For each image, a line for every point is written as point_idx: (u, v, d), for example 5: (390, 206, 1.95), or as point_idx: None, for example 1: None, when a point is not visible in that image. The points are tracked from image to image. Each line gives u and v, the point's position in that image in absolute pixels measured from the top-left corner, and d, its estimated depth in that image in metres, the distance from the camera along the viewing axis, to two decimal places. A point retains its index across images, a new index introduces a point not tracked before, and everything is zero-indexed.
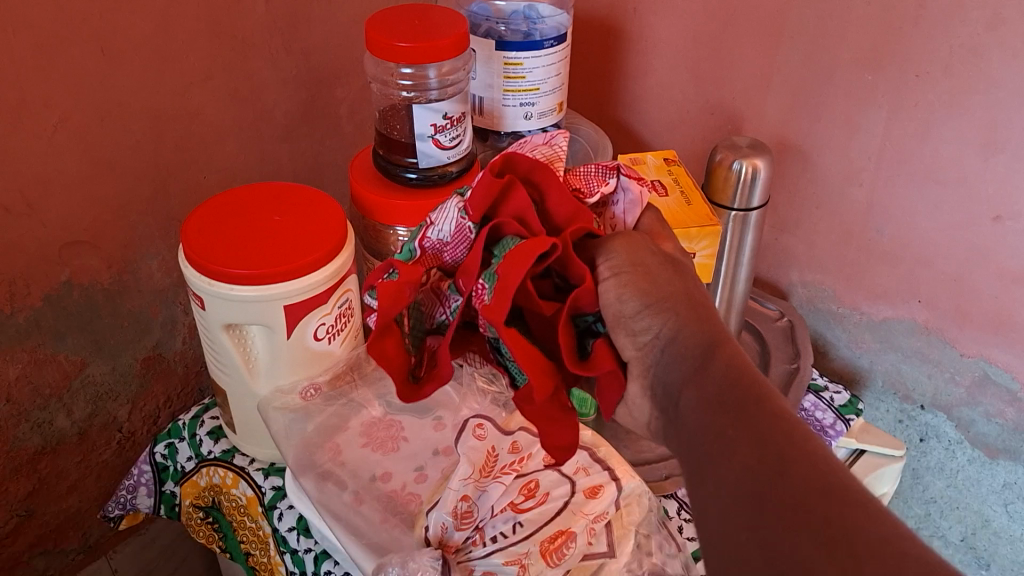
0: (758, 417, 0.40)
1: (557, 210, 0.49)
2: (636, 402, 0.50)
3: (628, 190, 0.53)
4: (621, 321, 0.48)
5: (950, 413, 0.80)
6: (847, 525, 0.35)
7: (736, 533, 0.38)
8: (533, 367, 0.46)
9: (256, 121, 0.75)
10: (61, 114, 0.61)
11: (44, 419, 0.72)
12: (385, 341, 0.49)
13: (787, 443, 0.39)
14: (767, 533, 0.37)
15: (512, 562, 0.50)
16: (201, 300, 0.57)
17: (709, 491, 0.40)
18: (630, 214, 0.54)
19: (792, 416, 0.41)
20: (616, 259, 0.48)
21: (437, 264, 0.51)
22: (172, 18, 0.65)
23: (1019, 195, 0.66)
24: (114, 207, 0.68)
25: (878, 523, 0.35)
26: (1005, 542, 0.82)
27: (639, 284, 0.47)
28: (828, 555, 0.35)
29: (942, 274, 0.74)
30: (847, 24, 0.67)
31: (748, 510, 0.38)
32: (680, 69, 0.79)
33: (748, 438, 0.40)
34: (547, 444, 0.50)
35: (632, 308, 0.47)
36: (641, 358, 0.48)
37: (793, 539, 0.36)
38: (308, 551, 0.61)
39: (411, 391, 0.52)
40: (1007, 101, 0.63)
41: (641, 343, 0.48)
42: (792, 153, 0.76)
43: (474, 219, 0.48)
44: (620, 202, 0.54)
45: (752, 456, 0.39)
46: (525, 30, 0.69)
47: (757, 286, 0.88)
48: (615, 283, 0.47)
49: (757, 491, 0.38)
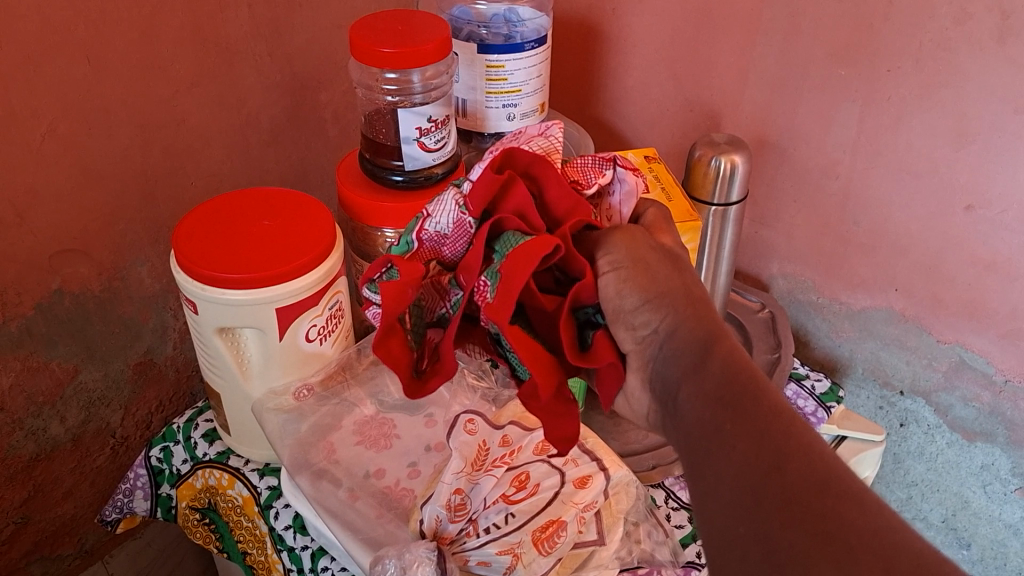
0: (754, 411, 0.41)
1: (556, 204, 0.51)
2: (634, 394, 0.51)
3: (624, 182, 0.55)
4: (620, 316, 0.48)
5: (929, 399, 0.82)
6: (840, 520, 0.37)
7: (733, 527, 0.40)
8: (535, 364, 0.46)
9: (242, 127, 0.76)
10: (50, 125, 0.62)
11: (38, 426, 0.73)
12: (390, 342, 0.50)
13: (784, 439, 0.40)
14: (769, 524, 0.38)
15: (505, 552, 0.51)
16: (193, 305, 0.58)
17: (712, 480, 0.41)
18: (626, 204, 0.55)
19: (786, 408, 0.41)
20: (614, 254, 0.49)
21: (436, 258, 0.51)
22: (157, 27, 0.66)
23: (989, 184, 0.68)
24: (103, 215, 0.69)
25: (869, 516, 0.37)
26: (985, 523, 0.85)
27: (639, 279, 0.48)
28: (821, 549, 0.36)
29: (917, 263, 0.76)
30: (819, 21, 0.69)
31: (746, 505, 0.39)
32: (658, 67, 0.81)
33: (747, 433, 0.41)
34: (552, 435, 0.51)
35: (631, 303, 0.48)
36: (640, 351, 0.49)
37: (789, 535, 0.37)
38: (304, 548, 0.63)
39: (418, 387, 0.52)
40: (974, 94, 0.65)
41: (640, 336, 0.49)
42: (769, 148, 0.78)
43: (474, 214, 0.49)
44: (617, 193, 0.55)
45: (750, 452, 0.40)
46: (506, 32, 0.71)
47: (738, 279, 0.89)
48: (614, 277, 0.48)
49: (755, 485, 0.40)
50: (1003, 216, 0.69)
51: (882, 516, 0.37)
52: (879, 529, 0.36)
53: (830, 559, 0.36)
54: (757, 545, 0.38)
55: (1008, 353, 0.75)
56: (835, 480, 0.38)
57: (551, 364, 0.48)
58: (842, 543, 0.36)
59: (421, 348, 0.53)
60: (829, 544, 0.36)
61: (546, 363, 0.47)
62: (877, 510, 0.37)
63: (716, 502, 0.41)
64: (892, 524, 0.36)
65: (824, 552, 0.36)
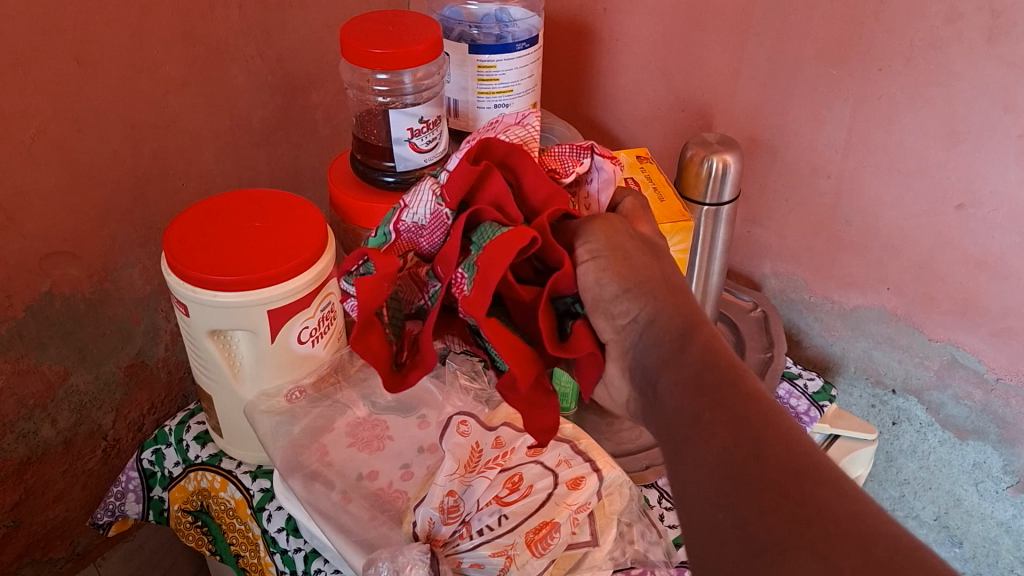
0: (732, 399, 0.41)
1: (533, 193, 0.50)
2: (614, 383, 0.51)
3: (602, 170, 0.54)
4: (600, 304, 0.48)
5: (921, 397, 0.82)
6: (818, 504, 0.36)
7: (712, 513, 0.39)
8: (513, 355, 0.46)
9: (232, 128, 0.76)
10: (39, 127, 0.62)
11: (29, 429, 0.73)
12: (369, 336, 0.49)
13: (763, 425, 0.39)
14: (747, 505, 0.38)
15: (498, 554, 0.51)
16: (185, 307, 0.58)
17: (690, 469, 0.41)
18: (604, 192, 0.55)
19: (766, 398, 0.41)
20: (594, 243, 0.48)
21: (413, 249, 0.51)
22: (146, 28, 0.65)
23: (979, 183, 0.68)
24: (93, 216, 0.68)
25: (846, 500, 0.36)
26: (977, 520, 0.85)
27: (619, 268, 0.48)
28: (799, 532, 0.36)
29: (909, 262, 0.76)
30: (811, 21, 0.69)
31: (725, 490, 0.39)
32: (650, 66, 0.81)
33: (725, 420, 0.40)
34: (533, 426, 0.51)
35: (611, 292, 0.48)
36: (619, 340, 0.48)
37: (768, 519, 0.37)
38: (297, 550, 0.62)
39: (399, 380, 0.51)
40: (966, 93, 0.65)
41: (620, 325, 0.48)
42: (761, 147, 0.78)
43: (451, 205, 0.48)
44: (595, 180, 0.54)
45: (729, 439, 0.40)
46: (497, 33, 0.70)
47: (731, 278, 0.89)
48: (593, 266, 0.48)
49: (733, 473, 0.39)
50: (995, 214, 0.69)
51: (857, 501, 0.36)
52: (857, 514, 0.36)
53: (809, 543, 0.35)
54: (735, 530, 0.37)
55: (1000, 352, 0.75)
56: (813, 465, 0.38)
57: (528, 352, 0.48)
58: (820, 527, 0.35)
59: (401, 341, 0.52)
60: (807, 527, 0.36)
61: (522, 354, 0.47)
62: (856, 496, 0.37)
63: (695, 489, 0.40)
64: (867, 508, 0.36)
65: (802, 536, 0.35)
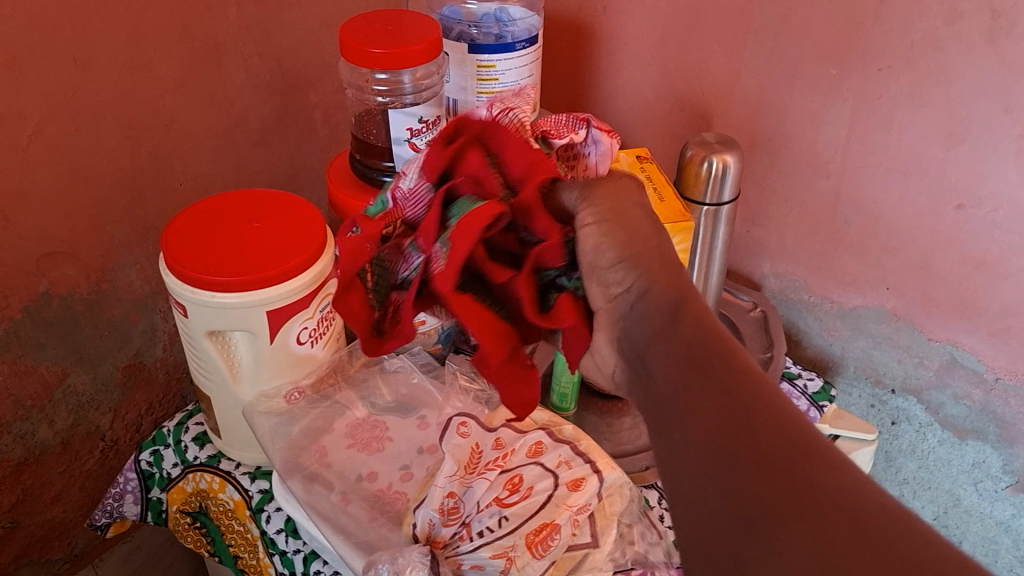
0: (722, 371, 0.36)
1: (512, 163, 0.44)
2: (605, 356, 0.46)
3: (599, 144, 0.46)
4: (596, 273, 0.43)
5: (920, 397, 0.82)
6: (814, 484, 0.33)
7: (699, 497, 0.35)
8: (485, 332, 0.43)
9: (230, 127, 0.76)
10: (36, 126, 0.61)
11: (27, 430, 0.72)
12: (350, 297, 0.45)
13: (756, 399, 0.35)
14: (732, 482, 0.34)
15: (499, 556, 0.50)
16: (183, 308, 0.57)
17: (677, 447, 0.37)
18: (602, 164, 0.46)
19: (759, 368, 0.37)
20: (597, 206, 0.43)
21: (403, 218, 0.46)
22: (144, 27, 0.65)
23: (979, 183, 0.68)
24: (90, 217, 0.68)
25: (843, 478, 0.33)
26: (976, 520, 0.85)
27: (618, 233, 0.43)
28: (794, 514, 0.32)
29: (908, 262, 0.76)
30: (811, 21, 0.69)
31: (715, 471, 0.35)
32: (649, 66, 0.81)
33: (715, 395, 0.36)
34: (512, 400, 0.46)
35: (607, 259, 0.43)
36: (612, 311, 0.44)
37: (761, 500, 0.33)
38: (296, 552, 0.62)
39: (377, 344, 0.47)
40: (966, 93, 0.65)
41: (613, 295, 0.43)
42: (761, 146, 0.78)
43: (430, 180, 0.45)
44: (592, 154, 0.46)
45: (719, 415, 0.35)
46: (497, 32, 0.70)
47: (730, 278, 0.89)
48: (595, 230, 0.43)
49: (722, 452, 0.35)
50: (994, 214, 0.69)
51: (853, 478, 0.33)
52: (855, 493, 0.32)
53: (806, 529, 0.32)
54: (727, 511, 0.34)
55: (999, 352, 0.75)
56: (809, 441, 0.34)
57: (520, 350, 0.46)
58: (816, 508, 0.32)
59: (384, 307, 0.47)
60: (801, 510, 0.32)
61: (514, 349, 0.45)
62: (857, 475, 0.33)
63: (682, 470, 0.36)
64: (864, 486, 0.33)
65: (794, 515, 0.32)
